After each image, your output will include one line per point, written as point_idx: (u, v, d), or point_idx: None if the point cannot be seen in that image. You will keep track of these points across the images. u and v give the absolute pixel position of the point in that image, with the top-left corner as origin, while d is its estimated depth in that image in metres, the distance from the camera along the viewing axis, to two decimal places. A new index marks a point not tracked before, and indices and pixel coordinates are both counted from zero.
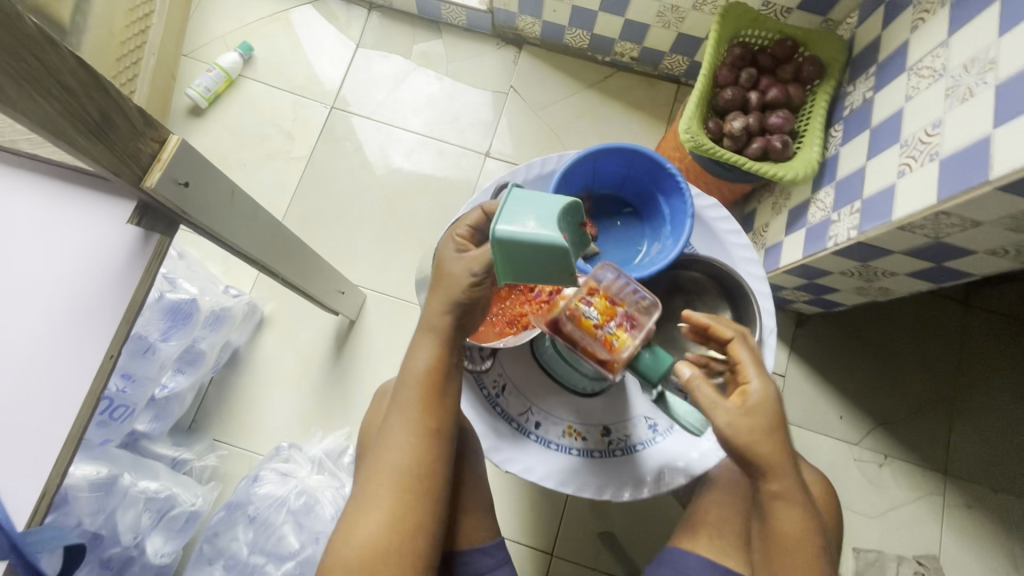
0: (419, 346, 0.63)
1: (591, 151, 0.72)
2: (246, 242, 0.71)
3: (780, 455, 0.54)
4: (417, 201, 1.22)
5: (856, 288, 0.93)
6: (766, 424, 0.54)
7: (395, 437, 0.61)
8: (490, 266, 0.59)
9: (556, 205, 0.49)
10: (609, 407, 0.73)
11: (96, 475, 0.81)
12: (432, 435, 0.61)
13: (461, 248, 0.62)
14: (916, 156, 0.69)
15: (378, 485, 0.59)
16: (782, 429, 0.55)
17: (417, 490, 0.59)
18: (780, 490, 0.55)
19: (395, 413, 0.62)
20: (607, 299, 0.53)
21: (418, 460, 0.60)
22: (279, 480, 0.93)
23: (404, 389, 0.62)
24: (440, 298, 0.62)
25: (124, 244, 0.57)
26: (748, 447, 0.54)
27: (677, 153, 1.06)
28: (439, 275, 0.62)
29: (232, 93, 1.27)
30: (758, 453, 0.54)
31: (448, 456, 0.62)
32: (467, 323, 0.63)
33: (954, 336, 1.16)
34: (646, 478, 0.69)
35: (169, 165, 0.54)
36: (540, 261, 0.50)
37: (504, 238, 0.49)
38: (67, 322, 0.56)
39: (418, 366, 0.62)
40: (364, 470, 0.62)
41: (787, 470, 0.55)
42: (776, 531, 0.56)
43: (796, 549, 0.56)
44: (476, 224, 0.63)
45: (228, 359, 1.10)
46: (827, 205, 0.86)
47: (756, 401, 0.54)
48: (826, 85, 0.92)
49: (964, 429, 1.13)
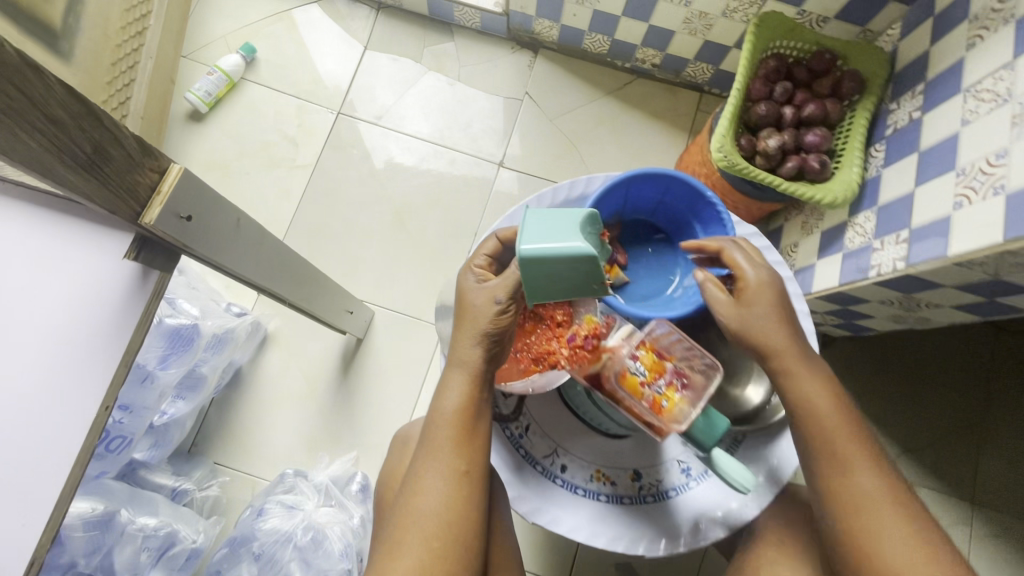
0: (448, 383, 0.57)
1: (626, 175, 0.67)
2: (251, 270, 0.65)
3: (788, 334, 0.56)
4: (427, 213, 1.17)
5: (893, 316, 0.88)
6: (765, 303, 0.57)
7: (424, 480, 0.55)
8: (515, 293, 0.56)
9: (573, 220, 0.52)
10: (639, 450, 0.68)
11: (91, 512, 0.76)
12: (463, 476, 0.55)
13: (481, 279, 0.59)
14: (977, 188, 0.64)
15: (406, 531, 0.54)
16: (783, 306, 0.57)
17: (449, 536, 0.54)
18: (798, 367, 0.55)
19: (424, 453, 0.57)
20: (655, 355, 0.57)
21: (449, 506, 0.54)
22: (286, 513, 0.88)
23: (433, 428, 0.57)
24: (469, 336, 0.57)
25: (119, 284, 0.52)
26: (752, 326, 0.56)
27: (704, 168, 0.99)
28: (461, 307, 0.58)
29: (233, 96, 1.21)
30: (765, 332, 0.56)
31: (481, 499, 0.56)
32: (498, 355, 0.58)
33: (978, 358, 1.12)
34: (681, 530, 0.65)
35: (169, 199, 0.48)
36: (568, 275, 0.52)
37: (533, 258, 0.50)
38: (59, 371, 0.51)
39: (448, 405, 0.56)
40: (392, 519, 0.56)
41: (798, 344, 0.56)
42: (810, 412, 0.55)
43: (832, 425, 0.54)
44: (494, 254, 0.62)
45: (229, 379, 1.05)
46: (868, 230, 0.81)
47: (752, 285, 0.57)
48: (867, 101, 0.87)
49: (991, 453, 1.09)
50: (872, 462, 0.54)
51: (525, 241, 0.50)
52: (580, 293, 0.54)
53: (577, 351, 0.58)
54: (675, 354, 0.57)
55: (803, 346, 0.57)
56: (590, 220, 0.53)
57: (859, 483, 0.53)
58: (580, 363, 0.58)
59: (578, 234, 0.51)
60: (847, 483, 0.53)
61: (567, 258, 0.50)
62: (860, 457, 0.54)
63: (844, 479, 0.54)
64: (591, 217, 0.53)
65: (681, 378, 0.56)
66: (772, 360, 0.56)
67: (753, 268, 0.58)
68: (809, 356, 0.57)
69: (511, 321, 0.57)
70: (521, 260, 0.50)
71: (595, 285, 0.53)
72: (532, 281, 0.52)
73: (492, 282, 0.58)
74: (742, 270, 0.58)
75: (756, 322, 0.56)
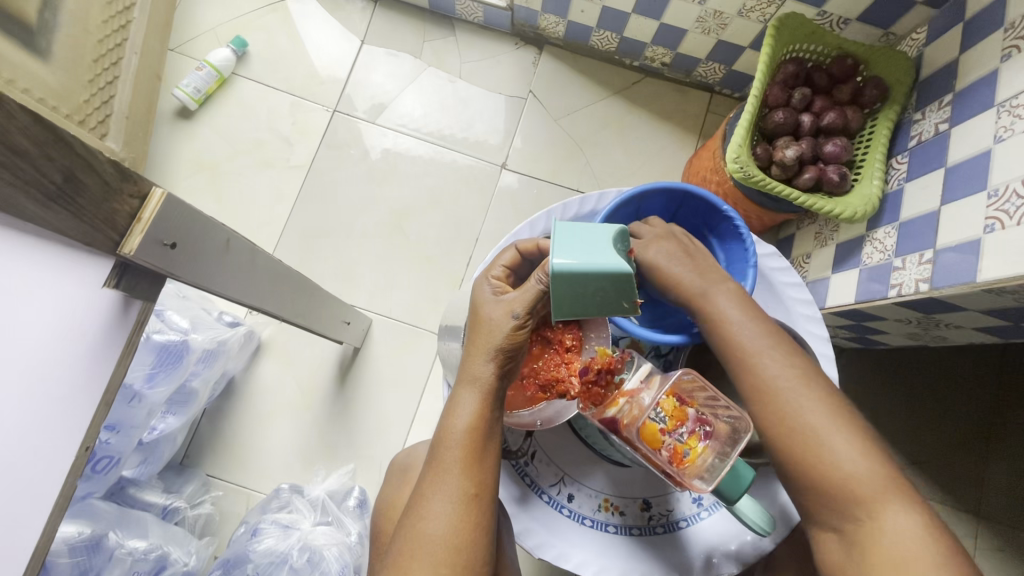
0: (459, 400, 0.53)
1: (639, 189, 0.66)
2: (242, 292, 0.62)
3: (691, 266, 0.62)
4: (426, 216, 1.12)
5: (909, 334, 0.83)
6: (660, 250, 0.63)
7: (431, 503, 0.51)
8: (533, 308, 0.53)
9: (605, 235, 0.49)
10: (650, 479, 0.65)
11: (78, 536, 0.74)
12: (472, 500, 0.51)
13: (499, 290, 0.56)
14: (1010, 211, 0.61)
15: (411, 559, 0.50)
16: (677, 248, 0.63)
17: (457, 563, 0.50)
18: (704, 288, 0.60)
19: (430, 474, 0.53)
20: (676, 402, 0.54)
21: (458, 532, 0.50)
22: (281, 533, 0.86)
23: (440, 449, 0.53)
24: (483, 354, 0.53)
25: (98, 312, 0.49)
26: (659, 269, 0.62)
27: (716, 176, 0.95)
28: (475, 323, 0.54)
29: (225, 93, 1.16)
30: (669, 270, 0.62)
31: (490, 524, 0.52)
32: (512, 370, 0.54)
33: (988, 364, 1.01)
34: (692, 564, 0.63)
35: (151, 227, 0.45)
36: (597, 292, 0.49)
37: (564, 272, 0.48)
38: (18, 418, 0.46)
39: (458, 424, 0.53)
40: (393, 549, 0.52)
41: (700, 270, 0.62)
42: (720, 323, 0.58)
43: (743, 329, 0.57)
44: (511, 266, 0.58)
45: (223, 389, 1.01)
46: (887, 247, 0.78)
47: (641, 249, 0.63)
48: (889, 109, 0.83)
49: (1006, 467, 0.98)
50: (784, 355, 0.56)
51: (556, 255, 0.48)
52: (607, 311, 0.51)
53: (590, 387, 0.56)
54: (697, 401, 0.55)
55: (706, 271, 0.62)
56: (621, 235, 0.51)
57: (776, 378, 0.55)
58: (593, 402, 0.56)
59: (610, 249, 0.49)
60: (764, 379, 0.55)
61: (599, 273, 0.48)
62: (771, 353, 0.56)
63: (760, 377, 0.55)
64: (621, 231, 0.51)
65: (705, 426, 0.53)
66: (685, 294, 0.61)
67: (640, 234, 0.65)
68: (713, 276, 0.61)
69: (526, 338, 0.53)
70: (552, 274, 0.48)
71: (623, 302, 0.50)
72: (559, 298, 0.49)
73: (510, 295, 0.54)
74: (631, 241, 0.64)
75: (663, 267, 0.62)
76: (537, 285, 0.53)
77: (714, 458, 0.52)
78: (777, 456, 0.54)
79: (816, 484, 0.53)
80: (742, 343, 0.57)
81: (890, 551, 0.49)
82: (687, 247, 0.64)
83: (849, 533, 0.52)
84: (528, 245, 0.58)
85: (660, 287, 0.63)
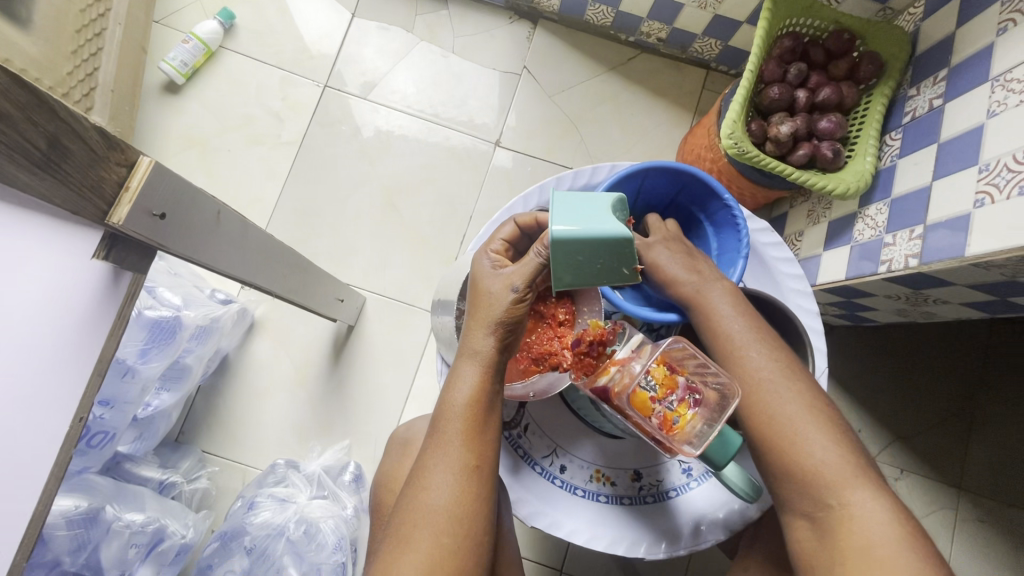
0: (459, 373, 0.53)
1: (644, 165, 0.65)
2: (235, 266, 0.61)
3: (689, 263, 0.62)
4: (419, 193, 1.12)
5: (897, 310, 0.84)
6: (662, 248, 0.64)
7: (433, 474, 0.52)
8: (532, 281, 0.53)
9: (604, 202, 0.49)
10: (640, 450, 0.66)
11: (75, 510, 0.74)
12: (473, 471, 0.52)
13: (497, 264, 0.55)
14: (1000, 185, 0.62)
15: (413, 528, 0.51)
16: (679, 248, 0.64)
17: (458, 532, 0.51)
18: (698, 283, 0.60)
19: (430, 447, 0.53)
20: (666, 369, 0.55)
21: (459, 501, 0.51)
22: (277, 506, 0.87)
23: (441, 421, 0.53)
24: (483, 326, 0.53)
25: (88, 286, 0.48)
26: (657, 265, 0.62)
27: (711, 154, 0.95)
28: (476, 296, 0.54)
29: (212, 67, 1.13)
30: (667, 267, 0.62)
31: (491, 495, 0.53)
32: (512, 343, 0.54)
33: (975, 348, 1.02)
34: (682, 531, 0.64)
35: (139, 196, 0.44)
36: (598, 258, 0.49)
37: (564, 238, 0.47)
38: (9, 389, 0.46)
39: (459, 397, 0.53)
40: (394, 516, 0.53)
41: (696, 266, 0.62)
42: (708, 315, 0.59)
43: (729, 320, 0.58)
44: (511, 240, 0.58)
45: (217, 366, 1.01)
46: (879, 223, 0.78)
47: (643, 248, 0.64)
48: (885, 85, 0.83)
49: (986, 444, 1.00)
50: (769, 347, 0.57)
51: (555, 222, 0.47)
52: (609, 280, 0.50)
53: (582, 359, 0.56)
54: (686, 368, 0.56)
55: (701, 267, 0.62)
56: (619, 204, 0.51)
57: (760, 369, 0.56)
58: (586, 372, 0.56)
59: (609, 215, 0.48)
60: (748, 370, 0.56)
61: (599, 239, 0.47)
62: (757, 344, 0.57)
63: (745, 366, 0.56)
64: (620, 200, 0.51)
65: (694, 393, 0.55)
66: (679, 290, 0.61)
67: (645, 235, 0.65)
68: (706, 274, 0.61)
69: (526, 311, 0.53)
70: (551, 240, 0.47)
71: (625, 269, 0.50)
72: (560, 266, 0.49)
73: (510, 269, 0.54)
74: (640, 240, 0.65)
75: (661, 263, 0.62)
76: (537, 259, 0.53)
77: (703, 424, 0.53)
78: (754, 444, 0.56)
79: (789, 471, 0.54)
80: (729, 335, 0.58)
81: (860, 538, 0.50)
82: (688, 247, 0.64)
83: (820, 519, 0.53)
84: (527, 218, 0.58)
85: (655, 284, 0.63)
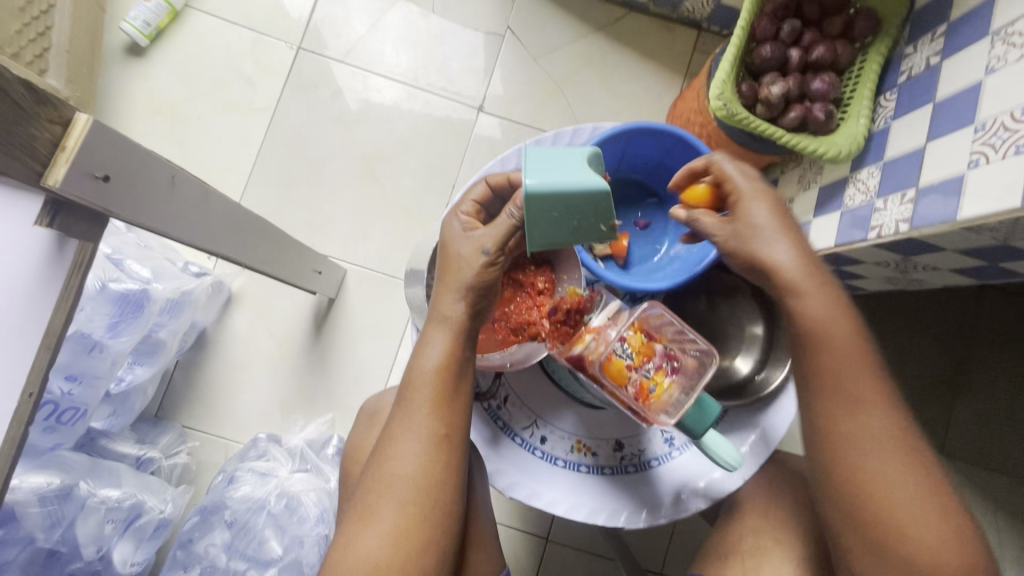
0: (428, 339, 0.52)
1: (628, 127, 0.63)
2: (196, 235, 0.58)
3: (799, 257, 0.51)
4: (399, 161, 1.07)
5: (886, 278, 0.82)
6: (766, 205, 0.53)
7: (399, 443, 0.50)
8: (504, 244, 0.51)
9: (577, 157, 0.47)
10: (622, 421, 0.65)
11: (46, 486, 0.73)
12: (442, 440, 0.51)
13: (468, 226, 0.53)
14: (996, 146, 0.59)
15: (378, 497, 0.50)
16: (786, 218, 0.52)
17: (425, 502, 0.50)
18: (814, 298, 0.50)
19: (399, 414, 0.52)
20: (643, 336, 0.54)
21: (426, 471, 0.50)
22: (258, 480, 0.87)
23: (409, 389, 0.52)
24: (453, 291, 0.51)
25: (31, 257, 0.45)
26: (768, 237, 0.51)
27: (700, 117, 0.91)
28: (446, 260, 0.52)
29: (177, 28, 1.07)
30: (775, 250, 0.51)
31: (462, 465, 0.52)
32: (484, 310, 0.52)
33: (966, 316, 1.01)
34: (663, 501, 0.64)
35: (77, 156, 0.41)
36: (574, 215, 0.46)
37: (541, 190, 0.44)
38: None
39: (427, 364, 0.51)
40: (360, 485, 0.52)
41: (811, 269, 0.51)
42: (818, 341, 0.50)
43: (843, 352, 0.49)
44: (483, 202, 0.55)
45: (194, 341, 0.99)
46: (870, 187, 0.75)
47: (748, 195, 0.53)
48: (880, 43, 0.79)
49: (971, 411, 1.00)
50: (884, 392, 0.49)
51: (528, 176, 0.45)
52: (586, 238, 0.48)
53: (558, 327, 0.55)
54: (664, 336, 0.54)
55: (813, 268, 0.51)
56: (594, 160, 0.49)
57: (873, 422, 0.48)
58: (561, 341, 0.55)
59: (588, 170, 0.46)
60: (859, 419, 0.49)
61: (577, 193, 0.45)
62: (871, 387, 0.49)
63: (858, 418, 0.49)
64: (594, 154, 0.49)
65: (671, 361, 0.53)
66: (779, 279, 0.51)
67: (752, 179, 0.54)
68: (818, 282, 0.50)
69: (498, 275, 0.51)
70: (525, 196, 0.45)
71: (602, 226, 0.47)
72: (534, 224, 0.46)
73: (481, 231, 0.52)
74: (743, 177, 0.54)
75: (769, 233, 0.51)
76: (510, 220, 0.50)
77: (682, 396, 0.52)
78: (853, 509, 0.49)
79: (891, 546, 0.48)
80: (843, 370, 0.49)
81: None
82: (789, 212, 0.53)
83: None
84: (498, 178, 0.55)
85: (738, 244, 0.52)
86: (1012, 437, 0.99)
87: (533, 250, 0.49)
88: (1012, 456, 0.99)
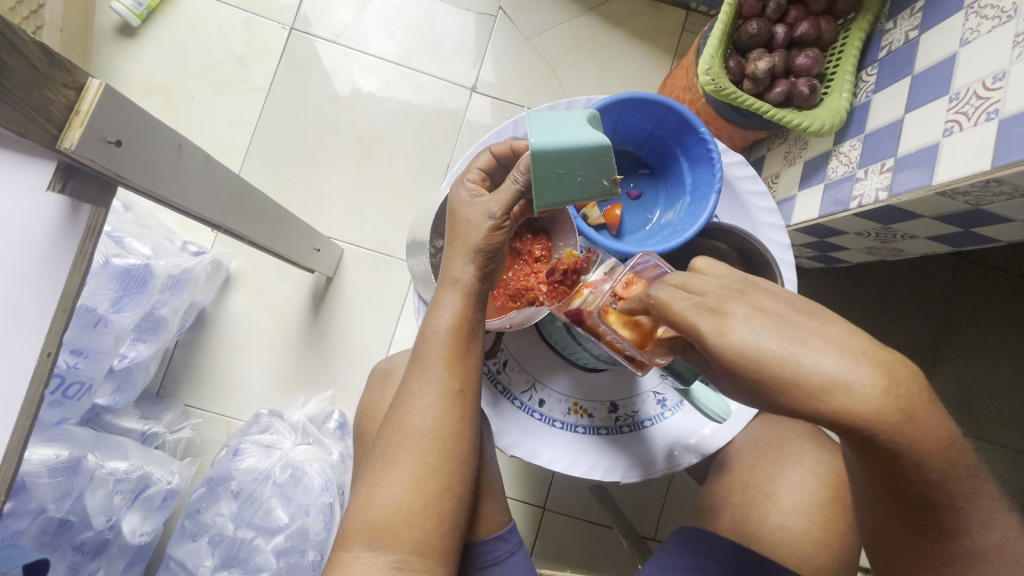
0: (440, 302, 0.54)
1: (623, 97, 0.65)
2: (201, 205, 0.59)
3: (886, 390, 0.33)
4: (394, 141, 1.08)
5: (867, 248, 0.85)
6: (755, 318, 0.36)
7: (417, 397, 0.53)
8: (509, 209, 0.53)
9: (576, 119, 0.50)
10: (615, 383, 0.68)
11: (55, 459, 0.76)
12: (457, 395, 0.53)
13: (475, 193, 0.55)
14: (969, 113, 0.62)
15: (398, 448, 0.52)
16: (791, 336, 0.35)
17: (443, 452, 0.52)
18: (919, 437, 0.35)
19: (415, 371, 0.54)
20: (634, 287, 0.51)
21: (443, 423, 0.52)
22: (263, 452, 0.89)
23: (423, 347, 0.54)
24: (462, 254, 0.53)
25: (43, 225, 0.47)
26: (839, 388, 0.33)
27: (689, 95, 0.93)
28: (454, 225, 0.54)
29: (169, 9, 1.08)
30: (857, 405, 0.33)
31: (473, 418, 0.54)
32: (492, 273, 0.55)
33: (942, 287, 1.04)
34: (657, 457, 0.67)
35: (91, 120, 0.42)
36: (577, 170, 0.49)
37: (546, 147, 0.47)
38: None
39: (440, 324, 0.53)
40: (378, 440, 0.54)
41: (903, 387, 0.34)
42: (916, 478, 0.39)
43: (945, 474, 0.39)
44: (488, 170, 0.57)
45: (194, 321, 1.00)
46: (852, 159, 0.78)
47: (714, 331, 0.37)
48: (862, 19, 0.82)
49: (949, 378, 1.03)
50: (976, 505, 0.41)
51: (532, 136, 0.48)
52: (588, 193, 0.50)
53: (556, 287, 0.58)
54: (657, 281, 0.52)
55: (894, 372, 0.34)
56: (592, 121, 0.52)
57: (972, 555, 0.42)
58: (560, 299, 0.58)
59: (587, 127, 0.49)
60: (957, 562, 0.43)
61: (579, 147, 0.48)
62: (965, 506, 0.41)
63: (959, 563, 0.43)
64: (591, 116, 0.52)
65: None
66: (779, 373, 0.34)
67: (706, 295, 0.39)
68: (919, 398, 0.34)
69: (505, 238, 0.54)
70: (530, 153, 0.47)
71: (603, 180, 0.50)
72: (540, 181, 0.49)
73: (487, 197, 0.54)
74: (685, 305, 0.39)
75: (810, 379, 0.33)
76: (514, 185, 0.52)
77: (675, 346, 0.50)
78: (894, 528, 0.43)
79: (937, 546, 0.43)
80: (933, 504, 0.41)
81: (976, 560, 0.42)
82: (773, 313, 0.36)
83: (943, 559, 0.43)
84: (503, 145, 0.57)
85: (748, 391, 0.36)
86: (987, 403, 1.03)
87: (538, 209, 0.51)
88: (985, 422, 1.03)
